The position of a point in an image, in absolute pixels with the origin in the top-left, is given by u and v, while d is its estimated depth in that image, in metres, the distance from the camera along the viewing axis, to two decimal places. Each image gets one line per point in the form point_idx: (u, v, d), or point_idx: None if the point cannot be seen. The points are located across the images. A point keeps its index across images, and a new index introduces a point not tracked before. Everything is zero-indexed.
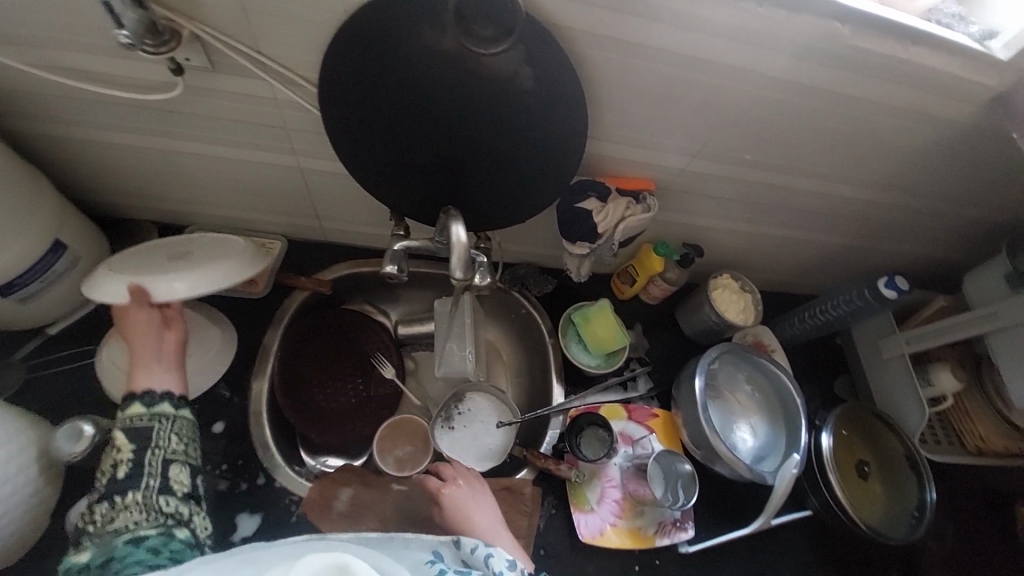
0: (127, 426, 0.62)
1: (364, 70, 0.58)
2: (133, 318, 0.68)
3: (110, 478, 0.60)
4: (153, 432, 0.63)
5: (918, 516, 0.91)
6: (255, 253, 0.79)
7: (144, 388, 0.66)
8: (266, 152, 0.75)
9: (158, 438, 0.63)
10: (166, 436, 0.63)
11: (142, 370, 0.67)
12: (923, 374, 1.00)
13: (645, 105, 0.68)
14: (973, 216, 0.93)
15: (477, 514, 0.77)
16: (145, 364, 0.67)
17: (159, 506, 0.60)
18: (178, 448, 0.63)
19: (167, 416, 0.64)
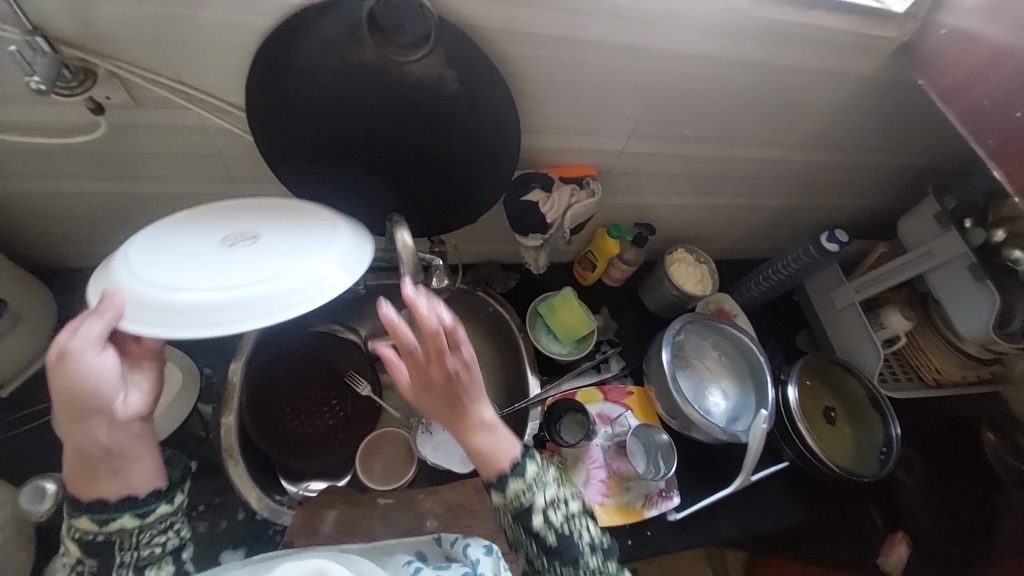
0: (82, 536, 0.55)
1: (288, 87, 0.58)
2: (58, 391, 0.50)
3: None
4: (116, 543, 0.56)
5: (885, 452, 0.96)
6: (358, 236, 0.60)
7: (98, 502, 0.55)
8: (205, 182, 0.75)
9: (123, 544, 0.56)
10: (132, 545, 0.56)
11: (91, 475, 0.55)
12: (876, 318, 1.04)
13: (572, 93, 0.70)
14: (898, 164, 0.98)
15: (455, 386, 0.59)
16: (87, 460, 0.54)
17: None
18: (148, 553, 0.57)
19: (131, 527, 0.56)
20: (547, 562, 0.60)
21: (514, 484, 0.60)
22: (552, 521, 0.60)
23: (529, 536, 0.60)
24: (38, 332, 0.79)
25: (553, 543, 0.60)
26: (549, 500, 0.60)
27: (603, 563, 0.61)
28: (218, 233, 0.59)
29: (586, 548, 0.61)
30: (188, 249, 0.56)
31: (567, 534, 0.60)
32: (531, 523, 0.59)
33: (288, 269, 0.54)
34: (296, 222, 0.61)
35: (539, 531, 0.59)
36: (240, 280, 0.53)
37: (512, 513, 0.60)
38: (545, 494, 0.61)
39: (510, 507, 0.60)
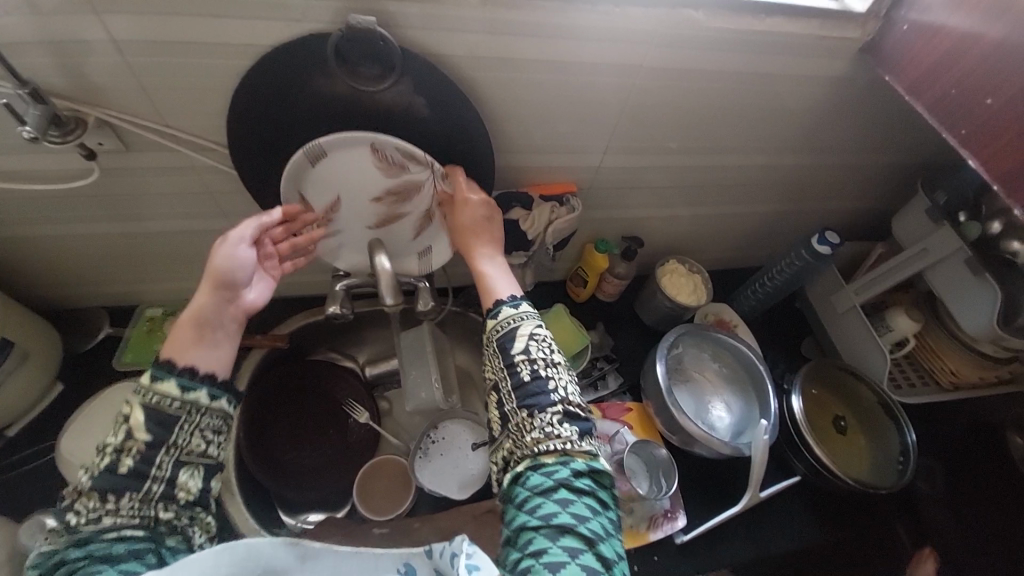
0: (151, 404, 0.52)
1: (269, 126, 0.62)
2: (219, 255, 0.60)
3: (107, 469, 0.50)
4: (178, 421, 0.53)
5: (904, 461, 0.92)
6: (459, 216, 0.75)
7: (187, 361, 0.54)
8: (198, 219, 0.78)
9: (177, 436, 0.53)
10: (190, 430, 0.53)
11: (190, 337, 0.56)
12: (882, 321, 1.01)
13: (542, 114, 0.72)
14: (886, 163, 0.97)
15: (485, 232, 0.70)
16: (194, 317, 0.57)
17: (159, 513, 0.52)
18: (197, 446, 0.54)
19: (198, 406, 0.54)
20: (518, 408, 0.59)
21: (506, 309, 0.63)
22: (529, 359, 0.60)
23: (504, 361, 0.61)
24: (43, 370, 0.82)
25: (527, 380, 0.59)
26: (530, 333, 0.61)
27: (574, 432, 0.57)
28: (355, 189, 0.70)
29: (558, 410, 0.58)
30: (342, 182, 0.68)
31: (543, 378, 0.59)
32: (511, 353, 0.61)
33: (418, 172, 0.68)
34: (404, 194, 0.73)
35: (515, 363, 0.60)
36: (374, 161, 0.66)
37: (497, 341, 0.62)
38: (530, 327, 0.62)
39: (497, 333, 0.63)
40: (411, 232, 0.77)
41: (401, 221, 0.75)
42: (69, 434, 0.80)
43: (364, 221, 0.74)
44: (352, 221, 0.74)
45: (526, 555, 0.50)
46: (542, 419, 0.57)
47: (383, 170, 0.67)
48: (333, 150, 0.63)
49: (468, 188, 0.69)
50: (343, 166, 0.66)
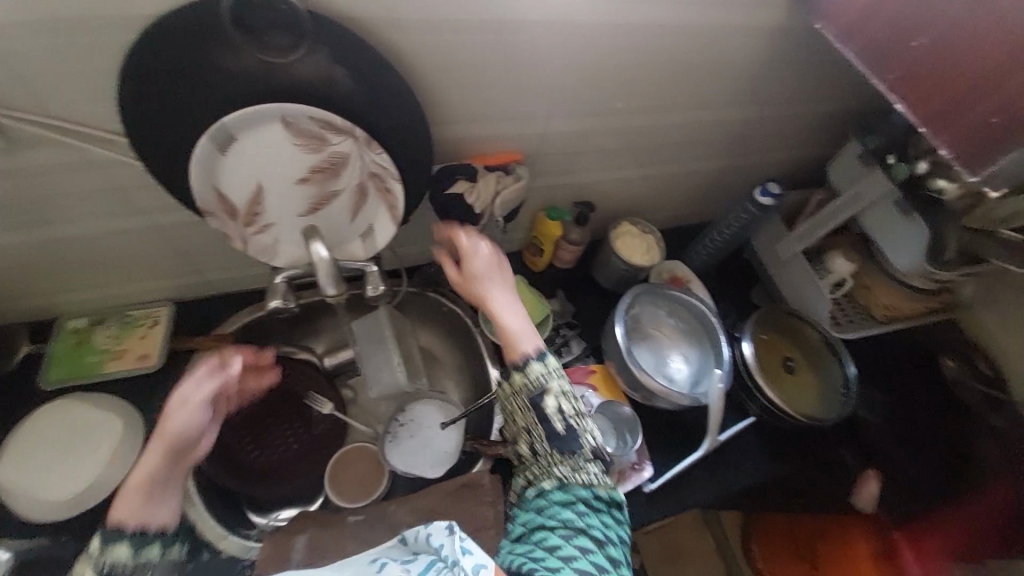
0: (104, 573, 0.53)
1: (173, 110, 0.56)
2: (177, 415, 0.60)
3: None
4: None
5: (846, 392, 0.99)
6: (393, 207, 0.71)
7: (138, 522, 0.56)
8: (114, 218, 0.71)
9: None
10: None
11: (139, 494, 0.57)
12: (822, 264, 1.07)
13: (479, 80, 0.69)
14: (823, 110, 1.00)
15: (496, 284, 0.73)
16: (144, 479, 0.57)
17: None
18: None
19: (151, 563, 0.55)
20: (552, 449, 0.68)
21: (535, 366, 0.67)
22: (560, 411, 0.67)
23: (539, 416, 0.68)
24: None
25: (560, 431, 0.68)
26: (561, 391, 0.68)
27: (599, 475, 0.69)
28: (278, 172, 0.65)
29: (592, 462, 0.69)
30: (266, 159, 0.63)
31: (574, 429, 0.68)
32: (542, 407, 0.67)
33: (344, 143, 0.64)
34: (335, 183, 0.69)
35: (549, 417, 0.67)
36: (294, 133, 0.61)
37: (528, 397, 0.68)
38: (557, 383, 0.68)
39: (526, 389, 0.68)
40: (348, 211, 0.72)
41: (337, 200, 0.70)
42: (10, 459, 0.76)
43: (296, 205, 0.69)
44: (282, 209, 0.68)
45: (541, 549, 0.62)
46: (575, 465, 0.68)
47: (305, 147, 0.63)
48: (244, 132, 0.60)
49: (471, 242, 0.73)
50: (262, 147, 0.62)
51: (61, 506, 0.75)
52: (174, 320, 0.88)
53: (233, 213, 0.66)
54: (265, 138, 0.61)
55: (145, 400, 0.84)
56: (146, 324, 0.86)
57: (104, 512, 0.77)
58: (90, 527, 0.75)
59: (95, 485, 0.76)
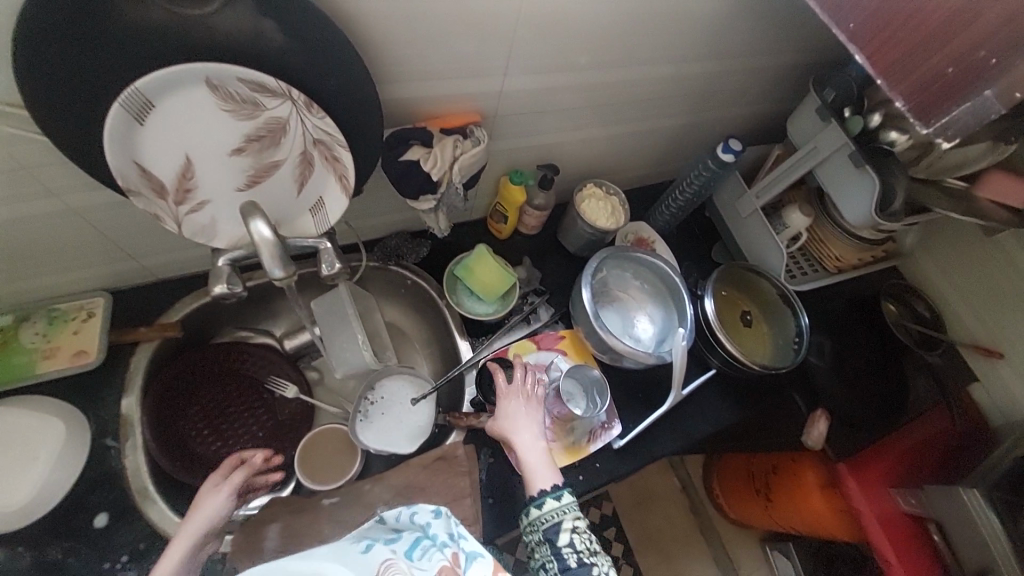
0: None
1: (72, 74, 0.48)
2: (204, 503, 0.69)
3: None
4: None
5: (798, 341, 1.03)
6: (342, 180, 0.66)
7: None
8: (21, 202, 0.63)
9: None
10: None
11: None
12: (780, 219, 1.09)
13: (429, 34, 0.63)
14: (782, 63, 0.99)
15: (527, 423, 0.80)
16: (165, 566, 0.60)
17: None
18: None
19: None
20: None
21: (551, 501, 0.72)
22: (577, 547, 0.68)
23: (552, 552, 0.69)
24: None
25: (574, 566, 0.67)
26: (574, 526, 0.70)
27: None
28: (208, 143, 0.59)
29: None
30: (192, 128, 0.57)
31: (588, 564, 0.68)
32: (557, 542, 0.69)
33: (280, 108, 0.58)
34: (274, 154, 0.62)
35: (563, 552, 0.68)
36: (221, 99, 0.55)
37: (542, 533, 0.70)
38: (571, 519, 0.71)
39: (541, 524, 0.71)
40: (294, 184, 0.66)
41: (279, 171, 0.64)
42: None
43: (234, 179, 0.62)
44: (217, 184, 0.62)
45: None
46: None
47: (235, 113, 0.57)
48: (164, 96, 0.52)
49: (508, 396, 0.82)
50: (186, 113, 0.55)
51: (7, 517, 0.69)
52: (112, 312, 0.82)
53: (161, 190, 0.59)
54: (188, 104, 0.54)
55: (88, 398, 0.78)
56: (79, 316, 0.79)
57: (54, 518, 0.72)
58: (40, 536, 0.71)
59: (43, 489, 0.71)
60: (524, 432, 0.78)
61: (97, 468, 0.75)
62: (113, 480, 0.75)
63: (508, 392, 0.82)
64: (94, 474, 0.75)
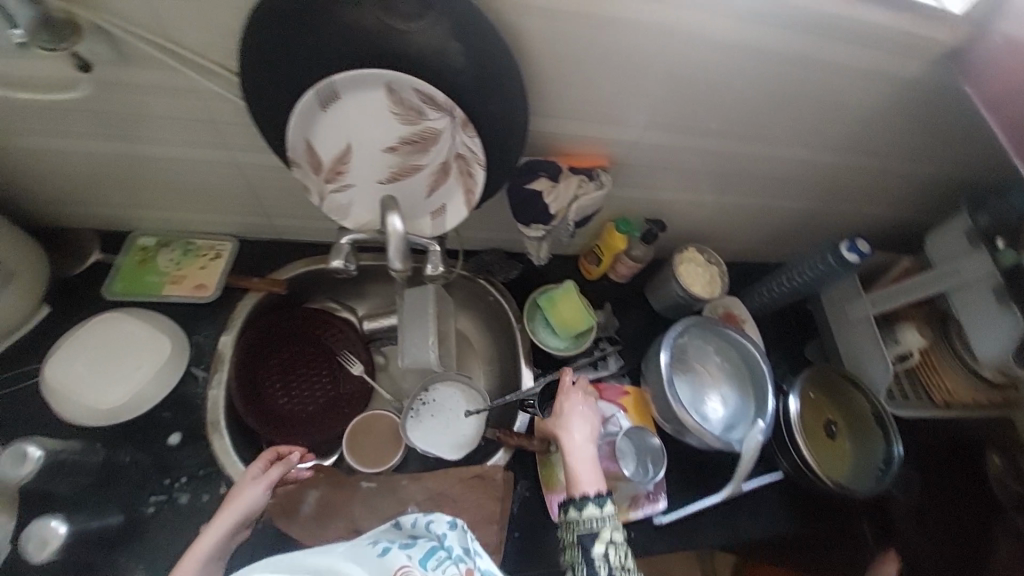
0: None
1: (287, 56, 0.55)
2: (241, 491, 0.69)
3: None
4: None
5: (885, 469, 0.93)
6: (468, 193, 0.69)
7: None
8: (200, 148, 0.72)
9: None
10: None
11: (184, 568, 0.61)
12: (890, 333, 1.00)
13: (587, 81, 0.66)
14: (934, 173, 0.92)
15: (581, 424, 0.78)
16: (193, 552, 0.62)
17: None
18: None
19: None
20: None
21: (591, 507, 0.68)
22: (610, 561, 0.65)
23: (584, 560, 0.66)
24: (27, 291, 0.79)
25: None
26: (610, 540, 0.66)
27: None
28: (370, 139, 0.64)
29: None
30: (361, 123, 0.63)
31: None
32: (590, 553, 0.66)
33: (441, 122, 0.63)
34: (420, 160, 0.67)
35: (595, 562, 0.65)
36: (396, 103, 0.61)
37: (575, 538, 0.68)
38: (610, 531, 0.67)
39: (578, 526, 0.68)
40: (425, 188, 0.70)
41: (416, 175, 0.69)
42: (54, 363, 0.78)
43: (377, 172, 0.68)
44: (362, 173, 0.67)
45: None
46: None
47: (400, 117, 0.62)
48: (349, 91, 0.59)
49: (569, 395, 0.81)
50: (360, 109, 0.61)
51: (102, 414, 0.78)
52: (234, 257, 0.91)
53: (317, 167, 0.65)
54: (365, 102, 0.60)
55: (194, 327, 0.86)
56: (207, 254, 0.89)
57: (140, 424, 0.80)
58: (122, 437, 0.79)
59: (136, 398, 0.79)
60: (575, 430, 0.77)
61: (182, 391, 0.83)
62: (192, 406, 0.82)
63: (569, 390, 0.82)
64: (178, 397, 0.83)
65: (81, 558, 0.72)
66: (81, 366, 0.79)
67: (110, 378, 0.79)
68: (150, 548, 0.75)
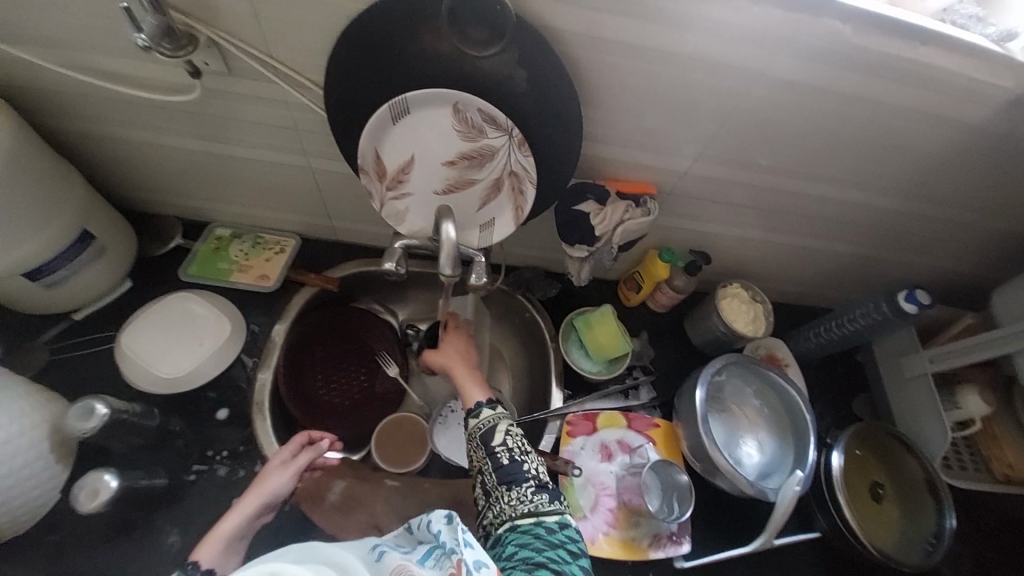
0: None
1: (367, 74, 0.61)
2: (269, 473, 0.75)
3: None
4: None
5: (935, 543, 0.86)
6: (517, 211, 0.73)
7: (193, 562, 0.62)
8: (278, 151, 0.79)
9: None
10: None
11: (208, 542, 0.66)
12: (950, 396, 0.93)
13: (641, 112, 0.68)
14: (1004, 227, 0.88)
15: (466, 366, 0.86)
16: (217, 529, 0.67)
17: None
18: None
19: None
20: (498, 485, 0.64)
21: (486, 410, 0.71)
22: (506, 445, 0.67)
23: (485, 454, 0.67)
24: (114, 264, 0.88)
25: (506, 464, 0.66)
26: (507, 429, 0.69)
27: (544, 499, 0.63)
28: (433, 153, 0.69)
29: (533, 483, 0.64)
30: (427, 138, 0.67)
31: (519, 461, 0.66)
32: (490, 444, 0.68)
33: (500, 142, 0.67)
34: (476, 176, 0.71)
35: (495, 450, 0.67)
36: (461, 122, 0.65)
37: (479, 436, 0.69)
38: (505, 424, 0.70)
39: (477, 430, 0.70)
40: (477, 202, 0.74)
41: (470, 188, 0.73)
42: (128, 331, 0.86)
43: (435, 184, 0.72)
44: (421, 184, 0.72)
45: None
46: (519, 492, 0.63)
47: (461, 134, 0.67)
48: (419, 108, 0.64)
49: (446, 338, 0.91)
50: (428, 124, 0.66)
51: (162, 383, 0.84)
52: (295, 253, 0.98)
53: (381, 175, 0.70)
54: (433, 119, 0.65)
55: (251, 313, 0.93)
56: (272, 249, 0.97)
57: (192, 397, 0.86)
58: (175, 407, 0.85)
59: (193, 372, 0.86)
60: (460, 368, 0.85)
61: (233, 372, 0.89)
62: (240, 387, 0.88)
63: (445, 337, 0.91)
64: (228, 377, 0.89)
65: (126, 514, 0.78)
66: (149, 338, 0.86)
67: (173, 351, 0.86)
68: (187, 514, 0.79)
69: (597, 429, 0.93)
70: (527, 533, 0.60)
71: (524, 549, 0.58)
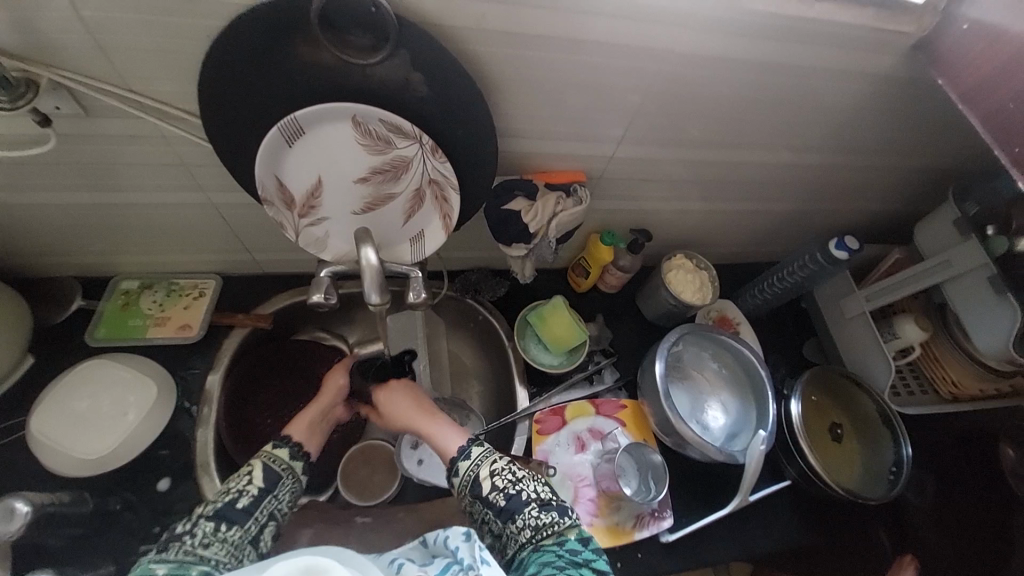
0: (268, 463, 0.66)
1: (245, 97, 0.55)
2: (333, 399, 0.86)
3: (227, 502, 0.60)
4: None
5: (896, 473, 0.91)
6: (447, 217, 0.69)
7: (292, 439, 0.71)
8: (172, 191, 0.71)
9: (279, 489, 0.65)
10: None
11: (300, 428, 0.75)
12: (888, 327, 0.97)
13: (555, 101, 0.65)
14: (918, 163, 0.91)
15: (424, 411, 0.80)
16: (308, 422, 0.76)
17: None
18: None
19: None
20: (504, 524, 0.63)
21: (462, 463, 0.69)
22: (497, 488, 0.64)
23: (483, 505, 0.65)
24: (12, 344, 0.78)
25: (504, 504, 0.63)
26: (492, 470, 0.66)
27: (556, 516, 0.62)
28: (343, 170, 0.64)
29: (534, 505, 0.63)
30: (332, 156, 0.62)
31: (515, 495, 0.64)
32: (480, 493, 0.65)
33: (411, 148, 0.62)
34: (395, 188, 0.67)
35: (488, 498, 0.64)
36: (365, 134, 0.60)
37: (468, 493, 0.66)
38: (487, 466, 0.67)
39: (465, 487, 0.67)
40: (402, 216, 0.70)
41: (391, 203, 0.68)
42: (38, 413, 0.77)
43: (353, 205, 0.67)
44: (336, 206, 0.67)
45: None
46: (524, 522, 0.61)
47: (369, 148, 0.62)
48: (315, 126, 0.58)
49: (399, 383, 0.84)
50: (329, 142, 0.61)
51: (89, 465, 0.76)
52: (218, 294, 0.90)
53: (290, 204, 0.65)
54: (334, 135, 0.60)
55: (180, 367, 0.85)
56: (190, 294, 0.89)
57: (129, 470, 0.79)
58: (111, 485, 0.78)
59: (124, 446, 0.78)
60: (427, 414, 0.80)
61: (168, 436, 0.81)
62: (181, 451, 0.81)
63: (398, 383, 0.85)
64: (165, 442, 0.81)
65: None
66: (65, 417, 0.77)
67: (96, 427, 0.78)
68: None
69: (567, 421, 0.92)
70: (549, 554, 0.58)
71: (547, 568, 0.56)
